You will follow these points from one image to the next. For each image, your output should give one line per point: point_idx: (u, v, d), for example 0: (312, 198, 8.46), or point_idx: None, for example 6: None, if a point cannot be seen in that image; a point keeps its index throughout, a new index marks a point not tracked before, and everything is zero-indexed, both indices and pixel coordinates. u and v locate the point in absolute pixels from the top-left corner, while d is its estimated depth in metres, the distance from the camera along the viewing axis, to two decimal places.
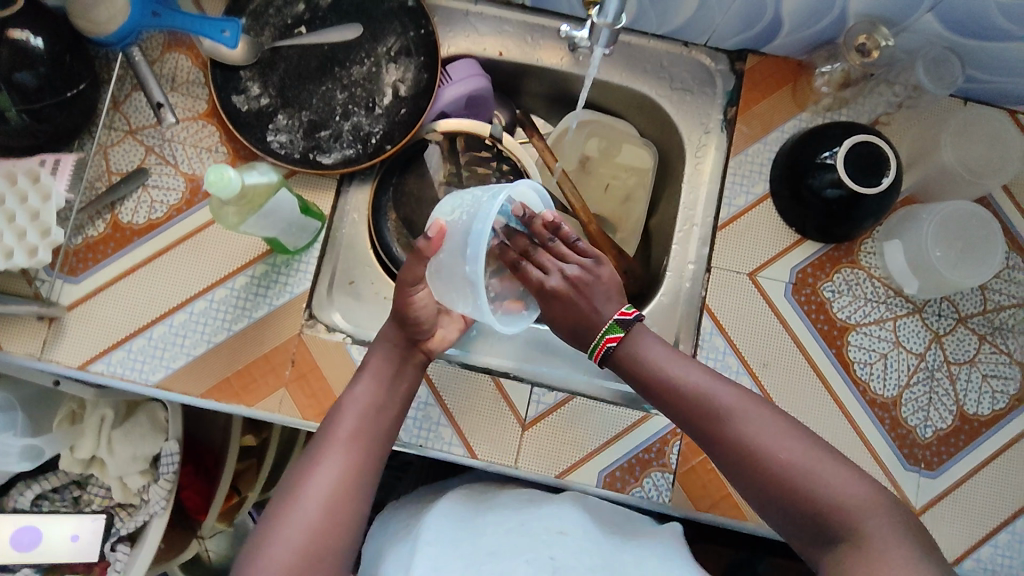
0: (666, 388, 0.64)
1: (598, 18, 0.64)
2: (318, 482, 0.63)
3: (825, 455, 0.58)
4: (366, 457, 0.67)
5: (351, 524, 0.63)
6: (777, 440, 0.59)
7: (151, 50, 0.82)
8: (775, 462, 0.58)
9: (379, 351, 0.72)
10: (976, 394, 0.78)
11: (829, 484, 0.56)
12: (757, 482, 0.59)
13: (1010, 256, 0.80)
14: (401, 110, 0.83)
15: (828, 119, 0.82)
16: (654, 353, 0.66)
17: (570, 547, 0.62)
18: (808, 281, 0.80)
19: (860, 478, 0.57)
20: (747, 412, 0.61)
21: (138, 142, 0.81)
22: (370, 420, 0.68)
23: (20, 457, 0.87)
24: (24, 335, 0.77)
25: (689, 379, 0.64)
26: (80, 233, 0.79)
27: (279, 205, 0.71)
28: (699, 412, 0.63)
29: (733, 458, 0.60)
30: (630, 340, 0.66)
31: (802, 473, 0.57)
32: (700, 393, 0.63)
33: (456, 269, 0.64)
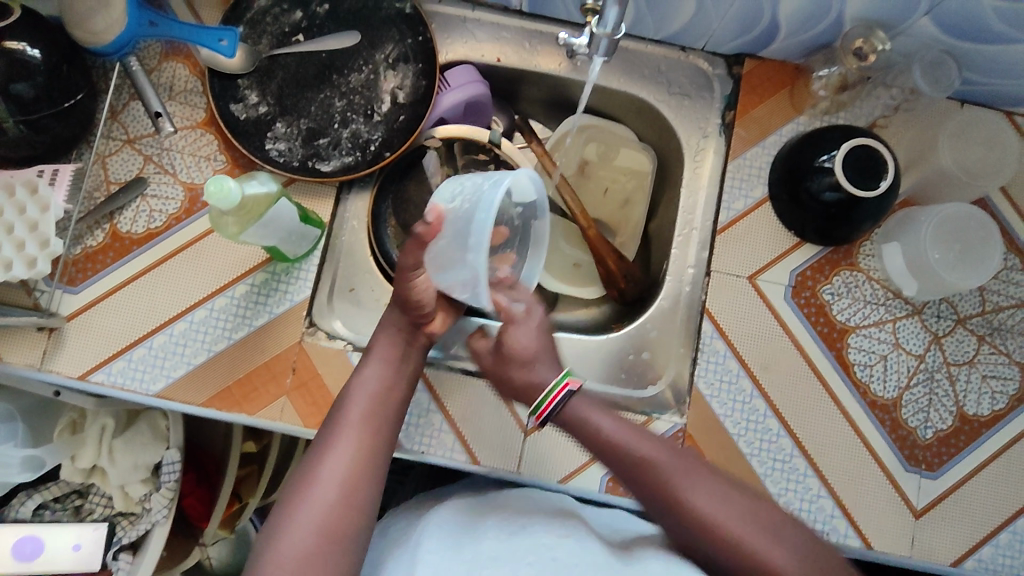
0: (620, 459, 0.68)
1: (597, 28, 0.64)
2: (330, 469, 0.63)
3: (773, 526, 0.63)
4: (376, 441, 0.67)
5: (365, 506, 0.63)
6: (729, 512, 0.63)
7: (148, 59, 0.82)
8: (728, 536, 0.62)
9: (384, 337, 0.72)
10: (976, 395, 0.78)
11: (781, 556, 0.60)
12: (713, 555, 0.63)
13: (1008, 257, 0.81)
14: (401, 117, 0.83)
15: (826, 122, 0.82)
16: (605, 424, 0.70)
17: (572, 548, 0.63)
18: (808, 284, 0.80)
19: (807, 547, 0.62)
20: (699, 484, 0.65)
21: (136, 151, 0.81)
22: (380, 404, 0.69)
23: (22, 468, 0.87)
24: (24, 346, 0.77)
25: (641, 452, 0.68)
26: (79, 242, 0.79)
27: (279, 215, 0.71)
28: (653, 485, 0.66)
29: (688, 532, 0.64)
30: (580, 408, 0.71)
31: (755, 546, 0.61)
32: (653, 465, 0.67)
33: (455, 255, 0.66)
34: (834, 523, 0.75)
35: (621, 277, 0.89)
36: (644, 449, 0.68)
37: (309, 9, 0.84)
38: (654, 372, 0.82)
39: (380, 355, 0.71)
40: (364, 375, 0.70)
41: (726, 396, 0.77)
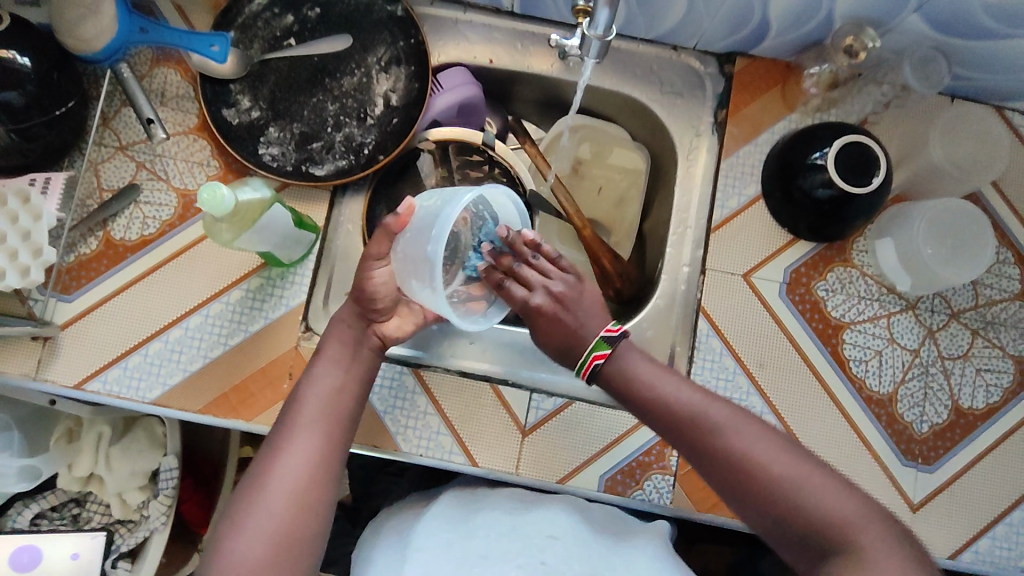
0: (658, 409, 0.65)
1: (588, 30, 0.64)
2: (281, 473, 0.61)
3: (813, 468, 0.60)
4: (329, 442, 0.65)
5: (321, 510, 0.62)
6: (769, 456, 0.61)
7: (139, 66, 0.82)
8: (767, 479, 0.60)
9: (336, 334, 0.70)
10: (971, 388, 0.78)
11: (818, 498, 0.58)
12: (750, 500, 0.60)
13: (1000, 251, 0.81)
14: (393, 120, 0.83)
15: (817, 120, 0.82)
16: (643, 370, 0.66)
17: (559, 550, 0.64)
18: (802, 280, 0.80)
19: (846, 491, 0.59)
20: (739, 430, 0.62)
21: (129, 158, 0.80)
22: (333, 404, 0.66)
23: (18, 478, 0.86)
24: (19, 355, 0.77)
25: (681, 400, 0.65)
26: (72, 250, 0.79)
27: (273, 220, 0.71)
28: (691, 433, 0.63)
29: (727, 478, 0.62)
30: (619, 359, 0.67)
31: (794, 490, 0.59)
32: (693, 412, 0.64)
33: (416, 248, 0.63)
34: None
35: (616, 276, 0.89)
36: (682, 396, 0.65)
37: (300, 13, 0.84)
38: None
39: (350, 356, 0.69)
40: (315, 375, 0.67)
41: (722, 394, 0.78)
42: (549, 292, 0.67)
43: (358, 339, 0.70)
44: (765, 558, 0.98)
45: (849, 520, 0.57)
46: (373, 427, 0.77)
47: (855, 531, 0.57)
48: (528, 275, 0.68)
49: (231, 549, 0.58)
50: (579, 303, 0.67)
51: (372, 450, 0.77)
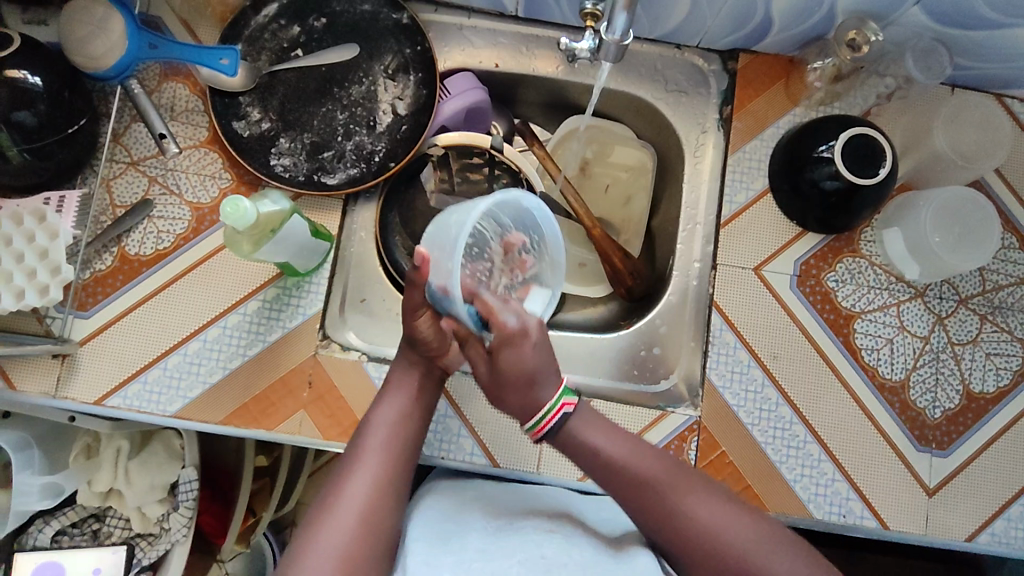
0: (619, 476, 0.63)
1: (607, 34, 0.65)
2: (348, 506, 0.60)
3: (774, 536, 0.60)
4: (397, 474, 0.63)
5: (385, 544, 0.60)
6: (731, 526, 0.60)
7: (148, 81, 0.82)
8: (731, 552, 0.59)
9: (399, 372, 0.70)
10: (981, 372, 0.80)
11: (780, 570, 0.59)
12: (713, 572, 0.60)
13: (1005, 237, 0.83)
14: (403, 127, 0.84)
15: (822, 113, 0.83)
16: (601, 438, 0.65)
17: (558, 544, 0.61)
18: (812, 272, 0.81)
19: (806, 558, 0.60)
20: (699, 498, 0.62)
21: (141, 173, 0.81)
22: (403, 431, 0.66)
23: (41, 495, 0.85)
24: (38, 374, 0.77)
25: (640, 466, 0.63)
26: (88, 267, 0.79)
27: (292, 231, 0.72)
28: (649, 504, 0.62)
29: (690, 550, 0.60)
30: (577, 423, 0.65)
31: (756, 561, 0.59)
32: (653, 480, 0.62)
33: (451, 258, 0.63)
34: (850, 505, 0.76)
35: (628, 274, 0.90)
36: (640, 461, 0.63)
37: (306, 24, 0.84)
38: (666, 366, 0.83)
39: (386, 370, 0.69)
40: (384, 406, 0.67)
41: (738, 387, 0.79)
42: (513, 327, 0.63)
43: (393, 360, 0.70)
44: None
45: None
46: None
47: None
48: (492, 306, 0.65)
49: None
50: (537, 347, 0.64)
51: None
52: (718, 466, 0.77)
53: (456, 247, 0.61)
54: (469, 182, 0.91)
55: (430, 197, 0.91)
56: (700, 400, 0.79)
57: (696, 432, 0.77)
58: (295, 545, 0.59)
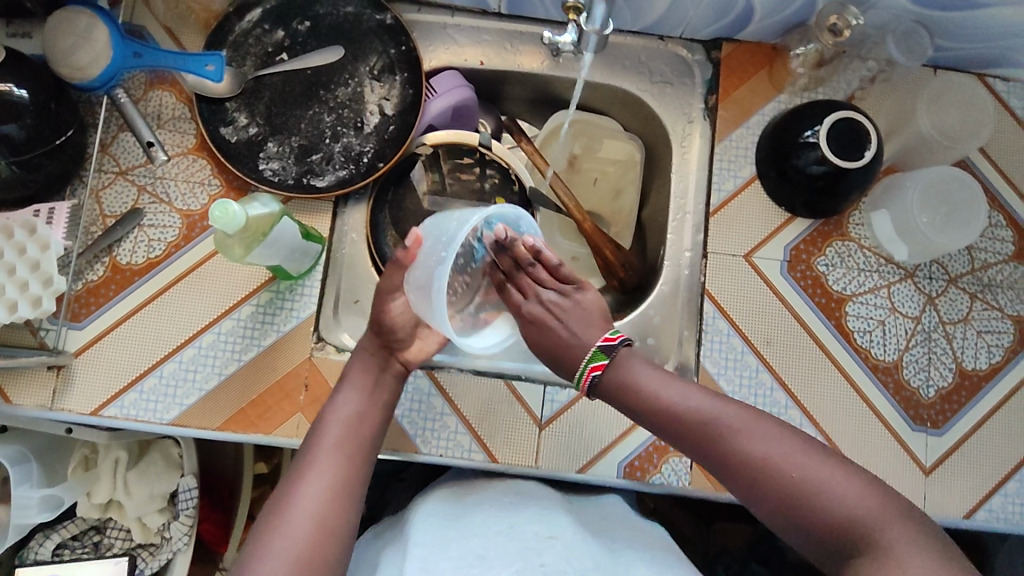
0: (663, 413, 0.63)
1: (586, 24, 0.66)
2: (305, 497, 0.61)
3: (826, 460, 0.57)
4: (353, 467, 0.65)
5: (343, 536, 0.61)
6: (779, 454, 0.58)
7: (134, 90, 0.83)
8: (777, 479, 0.57)
9: (358, 364, 0.71)
10: (973, 350, 0.80)
11: (836, 492, 0.55)
12: (768, 501, 0.58)
13: (992, 215, 0.83)
14: (390, 127, 0.84)
15: (805, 99, 0.84)
16: (646, 377, 0.65)
17: (558, 552, 0.59)
18: (802, 257, 0.82)
19: (867, 483, 0.56)
20: (744, 429, 0.60)
21: (130, 183, 0.81)
22: (354, 428, 0.67)
23: (40, 508, 0.84)
24: (34, 387, 0.77)
25: (685, 404, 0.63)
26: (80, 278, 0.79)
27: (282, 234, 0.72)
28: (698, 438, 0.61)
29: (742, 480, 0.59)
30: (618, 367, 0.66)
31: (808, 488, 0.56)
32: (698, 416, 0.62)
33: (431, 265, 0.63)
34: None
35: (620, 266, 0.90)
36: (689, 399, 0.63)
37: (290, 28, 0.85)
38: (661, 356, 0.83)
39: (370, 372, 0.70)
40: (340, 401, 0.69)
41: (733, 373, 0.79)
42: (542, 301, 0.69)
43: (378, 365, 0.71)
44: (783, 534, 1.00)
45: (874, 511, 0.54)
46: (390, 431, 0.78)
47: (881, 528, 0.53)
48: (524, 282, 0.70)
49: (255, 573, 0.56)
50: (571, 313, 0.68)
51: (392, 454, 0.78)
52: None
53: (453, 239, 0.62)
54: (460, 182, 0.92)
55: (420, 197, 0.90)
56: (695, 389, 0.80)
57: None
58: (252, 538, 0.59)
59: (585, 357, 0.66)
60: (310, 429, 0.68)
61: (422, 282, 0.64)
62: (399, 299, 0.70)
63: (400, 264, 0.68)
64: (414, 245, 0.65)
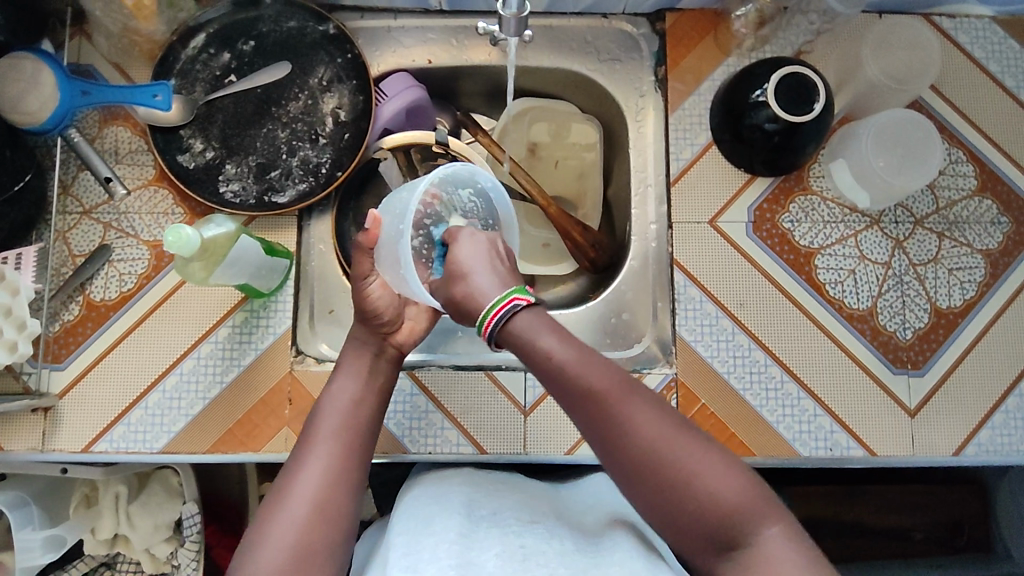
0: (561, 381, 0.59)
1: (502, 10, 0.68)
2: (302, 484, 0.59)
3: (714, 455, 0.57)
4: (353, 452, 0.63)
5: (344, 524, 0.59)
6: (673, 447, 0.56)
7: (89, 128, 0.83)
8: (665, 469, 0.56)
9: (351, 352, 0.71)
10: (946, 288, 0.81)
11: (720, 487, 0.56)
12: (648, 484, 0.56)
13: (951, 151, 0.83)
14: (345, 135, 0.85)
15: (754, 59, 0.84)
16: (548, 344, 0.59)
17: (540, 534, 0.62)
18: (767, 217, 0.82)
19: (750, 482, 0.56)
20: (643, 415, 0.57)
21: (95, 221, 0.82)
22: (353, 413, 0.65)
23: (44, 550, 0.84)
24: (22, 431, 0.78)
25: (588, 376, 0.58)
26: (56, 319, 0.80)
27: (243, 252, 0.73)
28: (593, 412, 0.58)
29: (631, 469, 0.57)
30: (525, 325, 0.61)
31: (694, 480, 0.56)
32: (598, 392, 0.58)
33: (393, 246, 0.66)
34: (835, 438, 0.78)
35: (590, 246, 0.90)
36: (592, 372, 0.58)
37: (235, 49, 0.85)
38: (637, 331, 0.84)
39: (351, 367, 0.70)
40: (340, 386, 0.67)
41: (709, 338, 0.80)
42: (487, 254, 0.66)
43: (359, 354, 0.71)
44: (784, 492, 1.00)
45: (753, 512, 0.55)
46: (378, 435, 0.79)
47: (757, 528, 0.55)
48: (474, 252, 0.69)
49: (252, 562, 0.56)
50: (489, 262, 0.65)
51: (382, 456, 0.79)
52: (702, 418, 0.78)
53: (406, 211, 0.64)
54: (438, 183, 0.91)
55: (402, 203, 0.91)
56: (675, 357, 0.80)
57: (675, 390, 0.79)
58: (249, 532, 0.58)
59: (500, 293, 0.61)
60: (308, 417, 0.67)
61: (391, 261, 0.67)
62: (374, 281, 0.70)
63: (365, 250, 0.68)
64: (374, 226, 0.66)
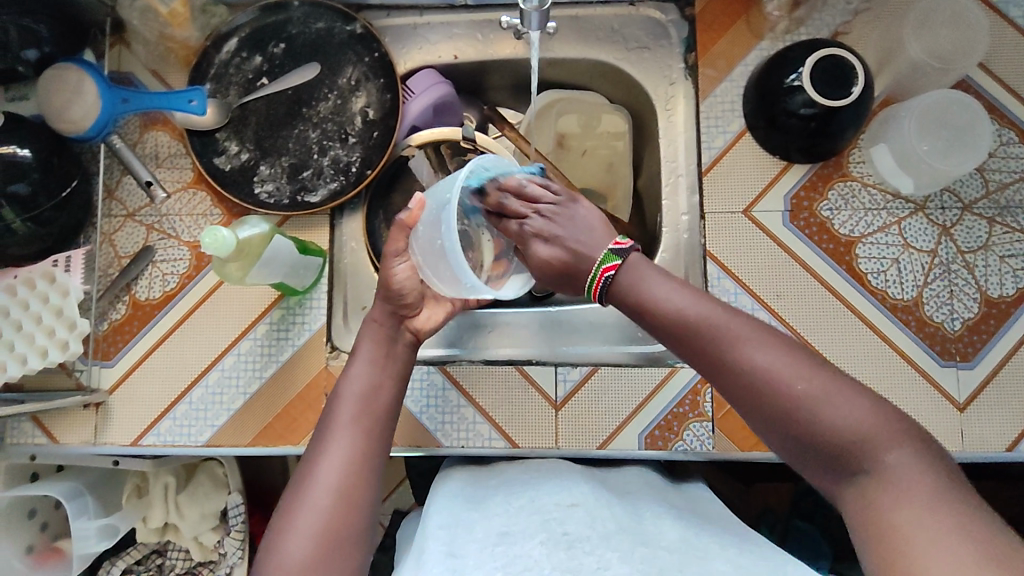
0: (668, 320, 0.59)
1: (524, 3, 0.67)
2: (324, 475, 0.60)
3: (835, 380, 0.53)
4: (370, 444, 0.63)
5: (365, 514, 0.60)
6: (789, 370, 0.54)
7: (130, 134, 0.86)
8: (781, 397, 0.53)
9: (368, 334, 0.69)
10: (997, 277, 0.77)
11: (840, 413, 0.52)
12: (762, 412, 0.55)
13: (1002, 133, 0.79)
14: (374, 133, 0.86)
15: (788, 42, 0.82)
16: (654, 287, 0.60)
17: (581, 518, 0.59)
18: (804, 205, 0.80)
19: (875, 408, 0.52)
20: (755, 342, 0.56)
21: (138, 224, 0.85)
22: (369, 400, 0.65)
23: (98, 537, 0.88)
24: (76, 425, 0.82)
25: (692, 312, 0.58)
26: (104, 318, 0.83)
27: (278, 251, 0.75)
28: (700, 347, 0.57)
29: (742, 399, 0.56)
30: (629, 273, 0.61)
31: (812, 406, 0.52)
32: (704, 326, 0.57)
33: (434, 240, 0.63)
34: None
35: None
36: (696, 310, 0.58)
37: (266, 52, 0.87)
38: None
39: (388, 351, 0.69)
40: (351, 375, 0.67)
41: None
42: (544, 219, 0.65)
43: (391, 338, 0.70)
44: None
45: (877, 438, 0.51)
46: (412, 429, 0.80)
47: (887, 454, 0.50)
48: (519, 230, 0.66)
49: (281, 550, 0.57)
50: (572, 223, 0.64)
51: (416, 450, 0.80)
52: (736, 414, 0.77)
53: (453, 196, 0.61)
54: None
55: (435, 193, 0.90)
56: None
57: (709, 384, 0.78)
58: (275, 522, 0.59)
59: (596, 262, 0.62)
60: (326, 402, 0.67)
61: (436, 253, 0.63)
62: (401, 261, 0.68)
63: (403, 228, 0.66)
64: (419, 208, 0.65)
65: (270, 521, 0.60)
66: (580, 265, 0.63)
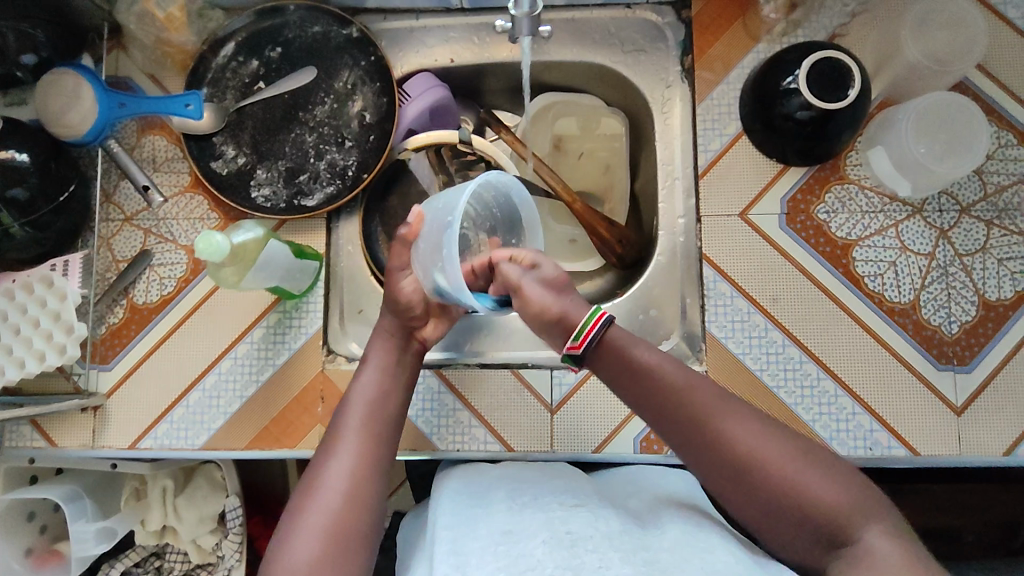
0: (657, 388, 0.63)
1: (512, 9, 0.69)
2: (333, 477, 0.61)
3: (809, 456, 0.58)
4: (377, 449, 0.64)
5: (373, 516, 0.60)
6: (769, 445, 0.58)
7: (127, 138, 0.87)
8: (761, 469, 0.57)
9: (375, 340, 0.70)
10: (995, 280, 0.77)
11: (817, 486, 0.56)
12: (744, 485, 0.58)
13: (1000, 135, 0.79)
14: (371, 136, 0.86)
15: (785, 45, 0.81)
16: (645, 356, 0.64)
17: (584, 518, 0.59)
18: (801, 208, 0.79)
19: (845, 481, 0.57)
20: (734, 417, 0.60)
21: (135, 228, 0.85)
22: (377, 405, 0.67)
23: (97, 540, 0.89)
24: (74, 428, 0.82)
25: (680, 382, 0.62)
26: (102, 322, 0.84)
27: (273, 255, 0.75)
28: (686, 417, 0.61)
29: (725, 472, 0.59)
30: (621, 337, 0.65)
31: (791, 478, 0.57)
32: (691, 398, 0.61)
33: (433, 252, 0.65)
34: (876, 436, 0.75)
35: (616, 242, 0.90)
36: (683, 380, 0.62)
37: (263, 56, 0.87)
38: (665, 328, 0.82)
39: (384, 353, 0.70)
40: (362, 381, 0.68)
41: (741, 335, 0.78)
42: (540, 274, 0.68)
43: (386, 340, 0.70)
44: None
45: (850, 509, 0.55)
46: (408, 432, 0.80)
47: (862, 525, 0.55)
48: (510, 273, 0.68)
49: (289, 549, 0.57)
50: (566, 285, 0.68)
51: (411, 453, 0.80)
52: None
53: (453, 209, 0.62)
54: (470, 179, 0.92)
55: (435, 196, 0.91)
56: (704, 354, 0.79)
57: None
58: (285, 522, 0.59)
59: (587, 313, 0.66)
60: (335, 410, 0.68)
61: (432, 264, 0.65)
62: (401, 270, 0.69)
63: (401, 241, 0.68)
64: (417, 221, 0.67)
65: (278, 522, 0.60)
66: (567, 319, 0.66)
